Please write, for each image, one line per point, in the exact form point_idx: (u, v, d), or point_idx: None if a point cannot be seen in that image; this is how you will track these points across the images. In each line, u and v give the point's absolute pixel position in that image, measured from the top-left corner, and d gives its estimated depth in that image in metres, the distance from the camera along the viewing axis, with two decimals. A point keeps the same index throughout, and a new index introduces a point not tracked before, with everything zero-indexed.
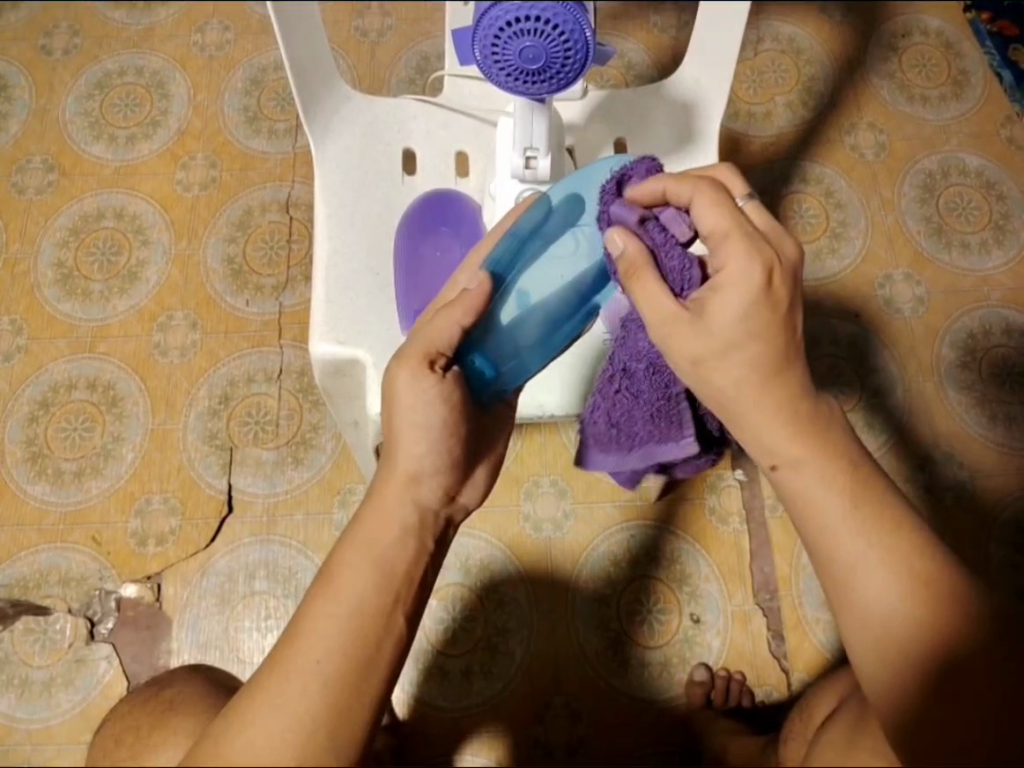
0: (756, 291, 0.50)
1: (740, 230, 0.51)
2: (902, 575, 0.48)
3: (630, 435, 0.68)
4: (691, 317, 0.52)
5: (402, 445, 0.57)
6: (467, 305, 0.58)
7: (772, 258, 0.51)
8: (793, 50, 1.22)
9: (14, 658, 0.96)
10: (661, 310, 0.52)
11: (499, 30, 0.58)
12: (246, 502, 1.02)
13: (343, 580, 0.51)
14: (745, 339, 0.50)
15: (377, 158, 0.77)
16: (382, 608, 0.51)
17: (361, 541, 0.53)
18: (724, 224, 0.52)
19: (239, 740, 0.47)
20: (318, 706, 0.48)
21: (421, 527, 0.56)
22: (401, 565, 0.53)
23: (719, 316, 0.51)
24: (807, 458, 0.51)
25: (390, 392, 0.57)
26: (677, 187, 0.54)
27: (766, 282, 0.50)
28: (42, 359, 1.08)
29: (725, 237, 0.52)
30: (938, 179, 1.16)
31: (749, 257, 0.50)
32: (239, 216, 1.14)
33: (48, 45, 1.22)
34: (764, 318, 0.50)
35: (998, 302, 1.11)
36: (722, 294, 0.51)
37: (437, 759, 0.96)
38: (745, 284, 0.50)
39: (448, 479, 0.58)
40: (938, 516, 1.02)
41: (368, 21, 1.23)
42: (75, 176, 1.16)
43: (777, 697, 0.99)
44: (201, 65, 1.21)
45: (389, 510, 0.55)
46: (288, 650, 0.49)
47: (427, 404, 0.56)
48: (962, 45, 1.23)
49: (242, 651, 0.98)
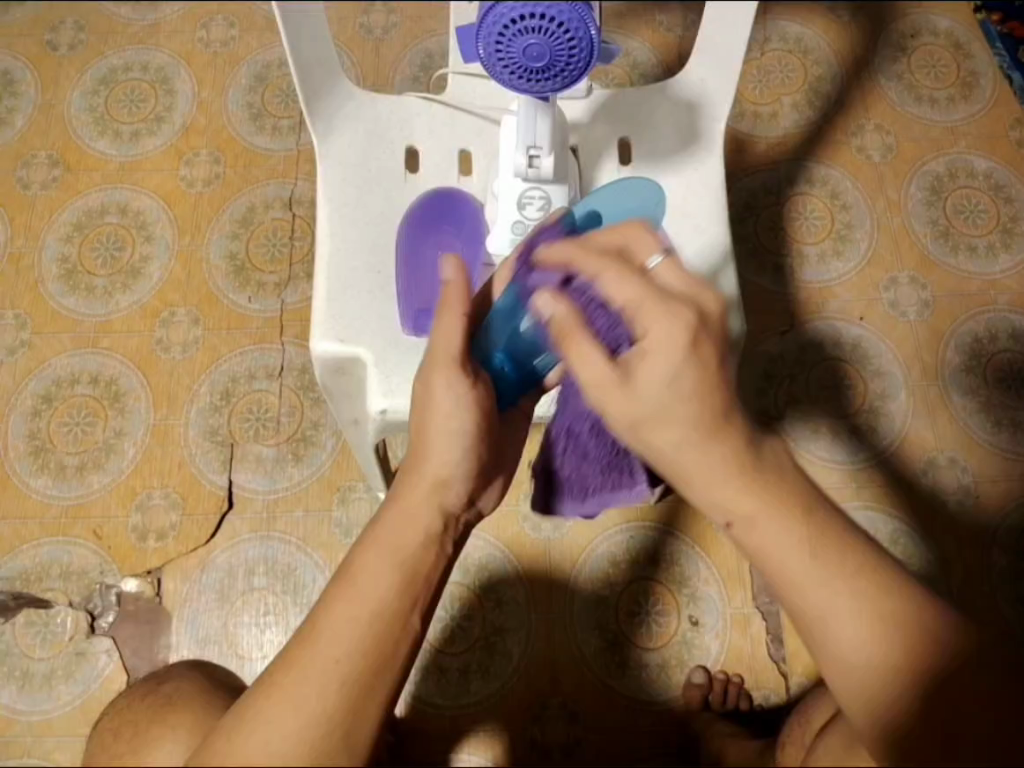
0: (681, 353, 0.48)
1: (652, 292, 0.50)
2: (868, 624, 0.47)
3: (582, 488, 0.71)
4: (619, 381, 0.49)
5: (434, 452, 0.57)
6: (457, 296, 0.57)
7: (693, 319, 0.49)
8: (801, 50, 1.21)
9: (15, 650, 0.97)
10: (593, 373, 0.50)
11: (504, 28, 0.58)
12: (246, 499, 1.03)
13: (361, 582, 0.52)
14: (676, 404, 0.48)
15: (380, 156, 0.77)
16: (400, 611, 0.52)
17: (385, 545, 0.53)
18: (636, 295, 0.50)
19: (251, 737, 0.47)
20: (331, 706, 0.48)
21: (444, 532, 0.56)
22: (422, 570, 0.54)
23: (647, 380, 0.49)
24: (770, 485, 0.49)
25: (424, 396, 0.57)
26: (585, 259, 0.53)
27: (692, 343, 0.49)
28: (45, 354, 1.08)
29: (641, 306, 0.50)
30: (945, 182, 1.15)
31: (668, 320, 0.49)
32: (242, 214, 1.14)
33: (53, 41, 1.22)
34: (694, 374, 0.48)
35: (1004, 306, 1.10)
36: (647, 360, 0.49)
37: (435, 758, 0.96)
38: (672, 342, 0.48)
39: (472, 485, 0.59)
40: (939, 522, 1.01)
41: (373, 19, 1.22)
42: (79, 172, 1.16)
43: (776, 700, 0.98)
44: (205, 61, 1.21)
45: (412, 515, 0.55)
46: (301, 648, 0.50)
47: (462, 412, 0.57)
48: (972, 46, 1.22)
49: (241, 647, 0.98)
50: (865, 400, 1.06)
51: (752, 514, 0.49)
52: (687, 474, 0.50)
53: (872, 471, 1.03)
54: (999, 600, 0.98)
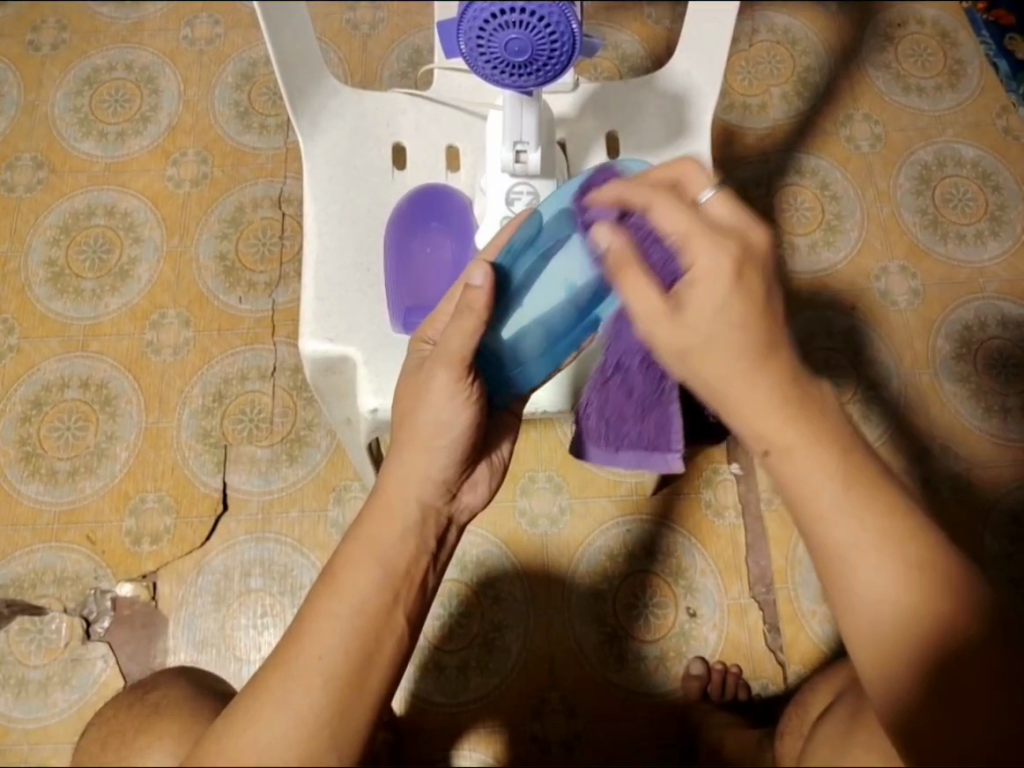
0: (727, 282, 0.48)
1: (701, 226, 0.50)
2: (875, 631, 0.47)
3: (621, 431, 0.67)
4: (669, 311, 0.49)
5: (416, 446, 0.57)
6: (480, 302, 0.55)
7: (739, 250, 0.49)
8: (788, 40, 1.22)
9: (9, 658, 0.96)
10: (643, 299, 0.50)
11: (484, 22, 0.57)
12: (241, 500, 1.02)
13: (349, 579, 0.52)
14: (725, 332, 0.48)
15: (367, 154, 0.76)
16: (384, 606, 0.52)
17: (366, 540, 0.54)
18: (684, 226, 0.50)
19: (246, 735, 0.47)
20: (322, 704, 0.48)
21: (423, 525, 0.57)
22: (402, 564, 0.54)
23: (697, 308, 0.49)
24: None
25: (422, 384, 0.57)
26: (636, 191, 0.54)
27: (737, 273, 0.49)
28: (35, 358, 1.07)
29: (688, 234, 0.50)
30: (934, 170, 1.16)
31: (715, 250, 0.49)
32: (231, 213, 1.13)
33: (36, 41, 1.21)
34: (743, 304, 0.48)
35: (993, 293, 1.10)
36: (697, 287, 0.49)
37: (433, 756, 0.96)
38: (718, 275, 0.49)
39: (455, 478, 0.59)
40: (934, 508, 1.02)
41: (360, 14, 1.22)
42: (65, 173, 1.15)
43: (774, 689, 0.99)
44: (191, 60, 1.20)
45: (391, 510, 0.56)
46: (294, 641, 0.50)
47: (454, 408, 0.57)
48: (958, 35, 1.22)
49: (238, 649, 0.97)
50: (857, 390, 1.06)
51: None
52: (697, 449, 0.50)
53: None
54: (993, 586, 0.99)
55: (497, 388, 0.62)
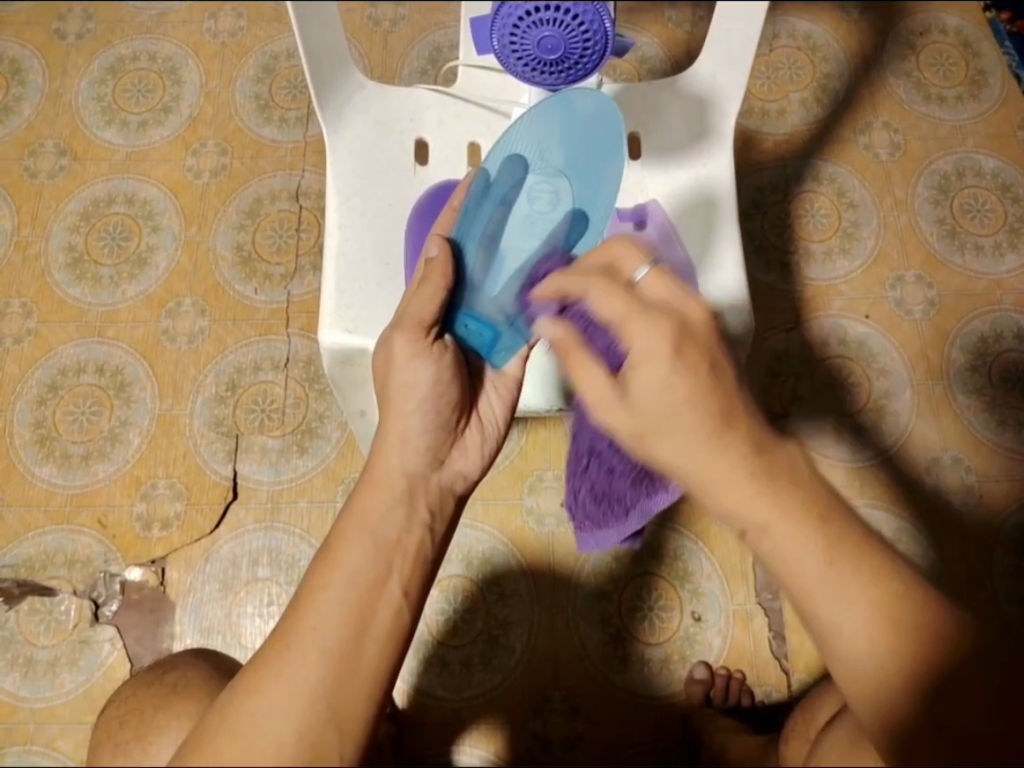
0: (666, 361, 0.51)
1: (635, 306, 0.54)
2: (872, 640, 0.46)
3: (619, 504, 0.74)
4: (616, 395, 0.53)
5: (396, 409, 0.61)
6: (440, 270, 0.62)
7: (675, 326, 0.52)
8: (809, 47, 1.21)
9: (18, 638, 0.98)
10: (594, 384, 0.54)
11: (519, 19, 0.59)
12: (250, 489, 1.03)
13: (342, 555, 0.53)
14: (676, 409, 0.50)
15: (390, 148, 0.76)
16: (378, 577, 0.53)
17: (357, 514, 0.55)
18: (620, 311, 0.54)
19: (245, 717, 0.47)
20: (325, 690, 0.48)
21: (411, 494, 0.58)
22: (392, 534, 0.55)
23: (643, 389, 0.52)
24: (775, 520, 0.48)
25: (386, 357, 0.62)
26: (570, 283, 0.58)
27: (674, 350, 0.51)
28: (51, 343, 1.08)
29: (624, 319, 0.54)
30: (952, 181, 1.15)
31: (652, 331, 0.52)
32: (248, 205, 1.14)
33: (61, 30, 1.22)
34: (686, 380, 0.50)
35: (1010, 306, 1.10)
36: (638, 370, 0.52)
37: (437, 749, 0.96)
38: (655, 350, 0.52)
39: (435, 442, 0.62)
40: (942, 520, 1.02)
41: (381, 10, 1.22)
42: (86, 161, 1.16)
43: (777, 696, 0.99)
44: (213, 52, 1.21)
45: (379, 484, 0.57)
46: (292, 623, 0.50)
47: (417, 368, 0.61)
48: (981, 45, 1.22)
49: (243, 636, 0.98)
50: (868, 399, 1.06)
51: (766, 522, 0.48)
52: (713, 456, 0.50)
53: (878, 468, 1.03)
54: (1001, 599, 0.98)
55: (485, 345, 0.67)
